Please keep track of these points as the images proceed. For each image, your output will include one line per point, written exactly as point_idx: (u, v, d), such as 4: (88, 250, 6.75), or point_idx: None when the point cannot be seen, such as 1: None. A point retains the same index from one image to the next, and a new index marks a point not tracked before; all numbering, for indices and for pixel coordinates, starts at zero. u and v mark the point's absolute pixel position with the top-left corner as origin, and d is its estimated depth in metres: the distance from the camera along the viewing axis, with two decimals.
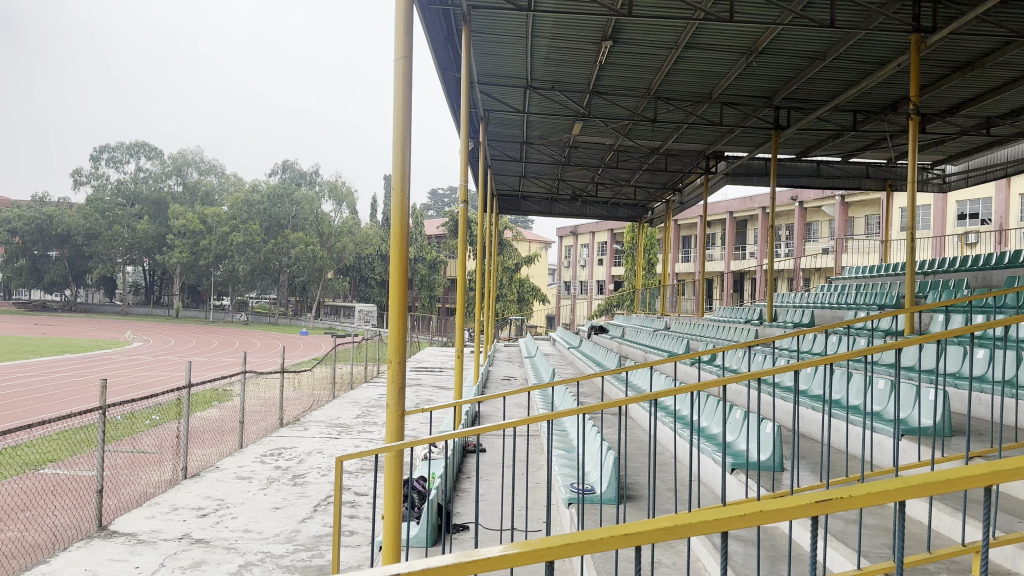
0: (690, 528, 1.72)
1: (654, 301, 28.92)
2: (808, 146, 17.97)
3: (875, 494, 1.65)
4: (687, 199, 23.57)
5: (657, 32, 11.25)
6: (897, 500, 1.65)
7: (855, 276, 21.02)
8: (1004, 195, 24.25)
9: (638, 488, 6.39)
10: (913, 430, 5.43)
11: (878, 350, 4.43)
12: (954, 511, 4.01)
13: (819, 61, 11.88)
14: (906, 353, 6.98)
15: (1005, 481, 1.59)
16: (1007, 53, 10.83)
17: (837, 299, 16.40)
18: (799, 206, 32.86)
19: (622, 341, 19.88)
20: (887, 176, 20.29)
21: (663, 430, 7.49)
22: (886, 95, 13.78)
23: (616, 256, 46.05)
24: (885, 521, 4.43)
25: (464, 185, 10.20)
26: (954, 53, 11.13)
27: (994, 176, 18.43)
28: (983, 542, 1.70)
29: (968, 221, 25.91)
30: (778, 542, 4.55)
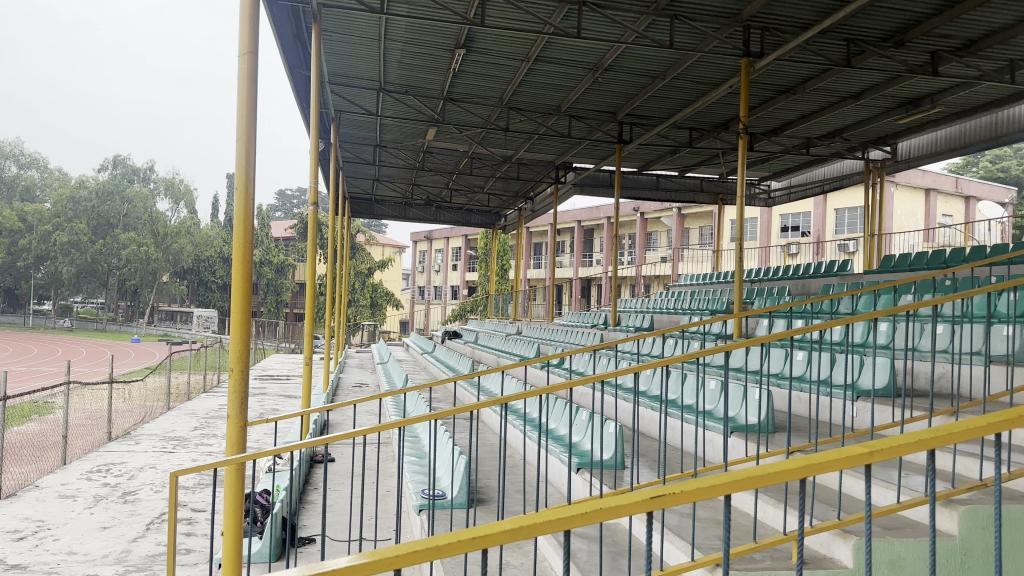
0: (535, 528, 1.75)
1: (506, 306, 29.43)
2: (649, 160, 18.91)
3: (705, 489, 1.75)
4: (538, 207, 24.20)
5: (508, 43, 11.47)
6: (726, 495, 1.76)
7: (690, 282, 22.30)
8: (821, 209, 26.80)
9: (489, 490, 6.47)
10: (741, 428, 5.81)
11: (709, 351, 4.66)
12: (777, 502, 4.37)
13: (659, 81, 12.55)
14: (732, 355, 7.49)
15: (819, 473, 1.74)
16: (824, 80, 11.87)
17: (675, 305, 17.38)
18: (640, 216, 34.52)
19: (474, 346, 20.04)
20: (719, 192, 21.73)
21: (513, 432, 7.61)
22: (719, 115, 14.74)
23: (470, 261, 46.41)
24: (716, 514, 4.74)
25: (312, 185, 9.80)
26: (779, 78, 12.06)
27: (812, 193, 19.86)
28: (798, 534, 1.83)
29: (790, 234, 28.14)
30: (618, 538, 4.77)
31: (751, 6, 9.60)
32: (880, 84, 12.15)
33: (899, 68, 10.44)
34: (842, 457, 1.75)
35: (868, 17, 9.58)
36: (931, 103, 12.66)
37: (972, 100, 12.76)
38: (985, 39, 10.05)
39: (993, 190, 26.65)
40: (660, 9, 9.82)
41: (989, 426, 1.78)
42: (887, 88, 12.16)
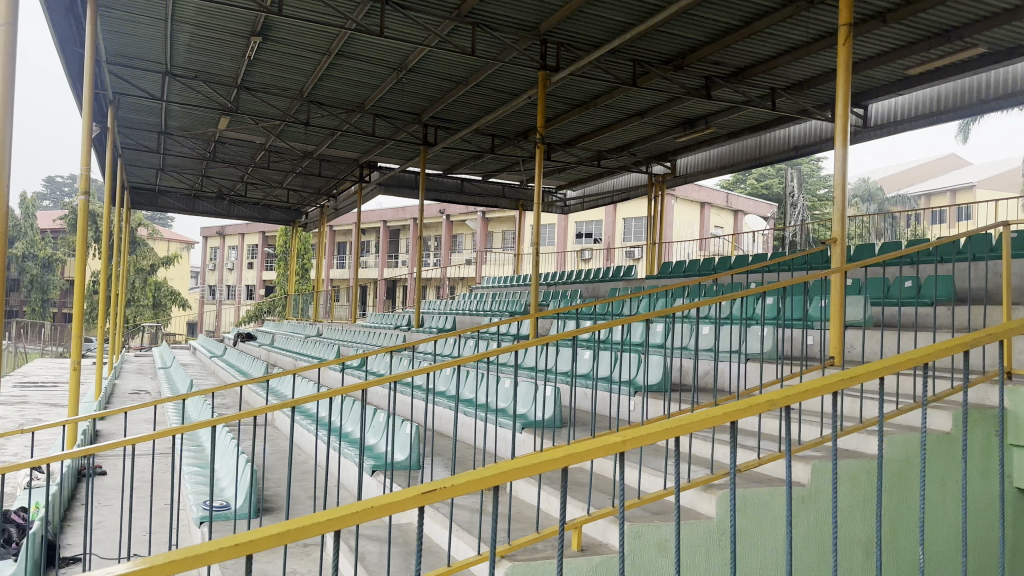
0: (313, 528, 1.71)
1: (305, 306, 28.52)
2: (453, 162, 19.17)
3: (477, 481, 1.82)
4: (341, 205, 23.69)
5: (309, 36, 11.15)
6: (495, 485, 1.85)
7: (492, 285, 22.86)
8: (613, 218, 28.57)
9: (277, 499, 6.24)
10: (532, 424, 6.07)
11: (500, 351, 4.84)
12: (560, 493, 4.63)
13: (462, 86, 12.77)
14: (526, 354, 7.77)
15: (577, 463, 1.88)
16: (614, 97, 12.65)
17: (476, 307, 17.74)
18: (445, 219, 34.83)
19: (270, 348, 19.25)
20: (520, 198, 22.38)
21: (305, 436, 7.39)
22: (520, 123, 15.25)
23: (267, 259, 44.46)
24: (507, 507, 4.93)
25: (84, 172, 8.94)
26: (574, 92, 12.69)
27: (603, 202, 20.81)
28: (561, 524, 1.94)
29: (585, 240, 29.65)
30: (410, 537, 4.82)
31: (547, 21, 10.00)
32: (662, 103, 13.14)
33: (679, 89, 11.36)
34: (598, 447, 1.90)
35: (652, 40, 10.32)
36: (706, 124, 13.86)
37: (739, 123, 14.13)
38: (751, 69, 11.18)
39: (757, 205, 29.80)
40: (462, 15, 9.98)
41: (722, 415, 2.00)
42: (668, 108, 13.19)
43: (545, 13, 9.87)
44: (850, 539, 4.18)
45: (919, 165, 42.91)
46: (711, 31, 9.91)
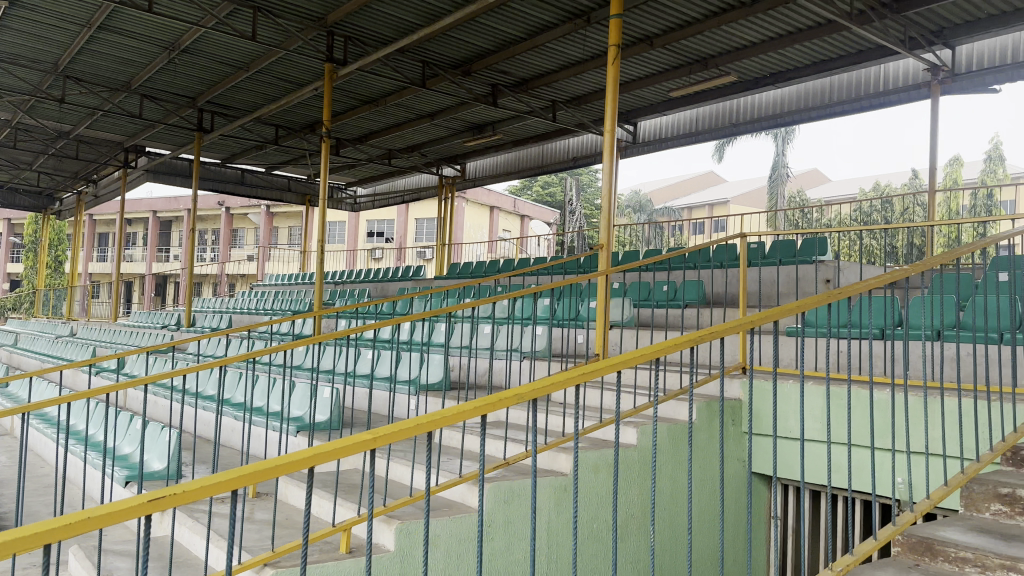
0: (33, 539, 1.46)
1: (59, 303, 25.72)
2: (234, 152, 18.18)
3: (225, 482, 1.68)
4: (103, 193, 21.64)
5: (64, 4, 10.05)
6: (238, 490, 1.73)
7: (274, 282, 21.99)
8: (404, 218, 28.62)
9: (8, 517, 5.54)
10: (309, 426, 5.89)
11: (273, 350, 4.63)
12: (329, 496, 4.53)
13: (242, 73, 12.14)
14: (306, 354, 7.52)
15: (319, 464, 1.81)
16: (403, 97, 12.64)
17: (255, 305, 16.98)
18: (225, 212, 32.96)
19: (13, 349, 17.16)
20: (306, 192, 21.64)
21: (47, 445, 6.62)
22: (306, 116, 14.78)
23: (13, 249, 39.56)
24: (273, 513, 4.74)
25: None
26: (362, 87, 12.52)
27: (394, 202, 20.68)
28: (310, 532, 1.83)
29: (374, 239, 29.37)
30: (164, 551, 4.49)
31: (334, 14, 9.76)
32: (450, 106, 13.32)
33: (466, 94, 11.57)
34: (345, 446, 1.86)
35: (441, 43, 10.43)
36: (493, 129, 14.26)
37: (524, 132, 14.67)
38: (534, 80, 11.65)
39: (542, 210, 31.18)
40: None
41: (469, 411, 2.04)
42: (456, 112, 13.39)
43: (331, 5, 9.62)
44: (604, 522, 4.49)
45: (682, 179, 47.05)
46: (497, 40, 10.20)
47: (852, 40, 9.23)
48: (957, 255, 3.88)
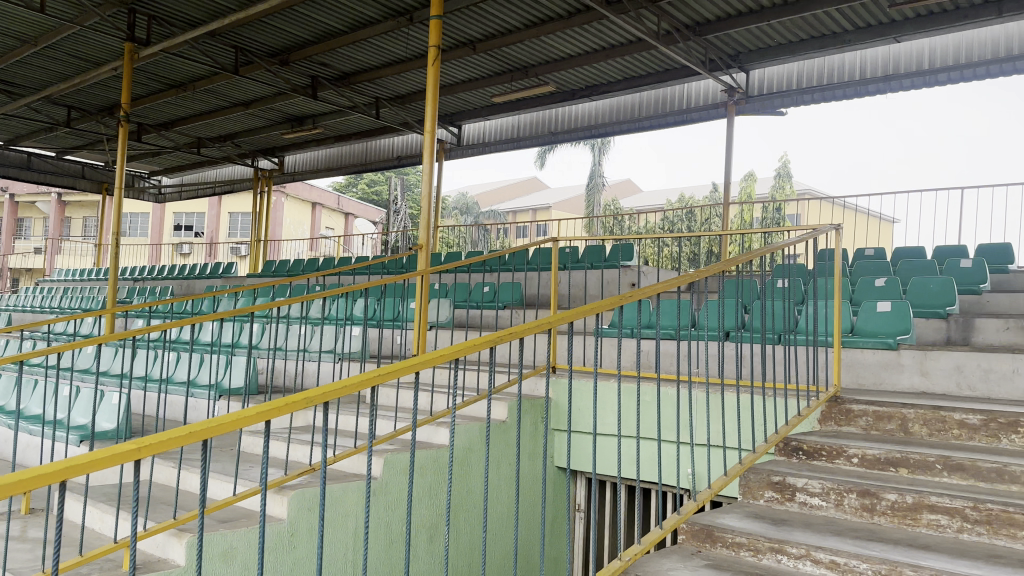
0: None
1: None
2: (17, 133, 16.40)
3: (33, 479, 1.33)
4: None
5: None
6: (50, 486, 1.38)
7: (64, 278, 20.08)
8: (217, 211, 27.20)
9: None
10: (96, 436, 5.37)
11: (53, 351, 4.16)
12: (114, 511, 4.15)
13: (28, 46, 10.96)
14: (98, 355, 6.87)
15: (131, 462, 1.49)
16: (215, 83, 11.96)
17: (40, 302, 15.39)
18: (7, 199, 29.71)
19: None
20: (104, 180, 19.97)
21: None
22: (104, 98, 13.61)
23: None
24: (47, 533, 4.28)
25: None
26: (169, 71, 11.70)
27: (203, 194, 19.56)
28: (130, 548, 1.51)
29: (183, 233, 27.64)
30: None
31: None
32: (267, 97, 12.77)
33: (284, 86, 11.11)
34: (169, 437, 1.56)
35: (257, 30, 9.96)
36: (312, 123, 13.84)
37: (345, 127, 14.36)
38: (356, 76, 11.42)
39: (366, 209, 30.76)
40: None
41: (287, 405, 1.83)
42: (273, 102, 12.86)
43: None
44: (415, 525, 4.43)
45: (506, 183, 48.11)
46: (317, 31, 9.89)
47: (660, 59, 9.81)
48: (741, 260, 4.17)
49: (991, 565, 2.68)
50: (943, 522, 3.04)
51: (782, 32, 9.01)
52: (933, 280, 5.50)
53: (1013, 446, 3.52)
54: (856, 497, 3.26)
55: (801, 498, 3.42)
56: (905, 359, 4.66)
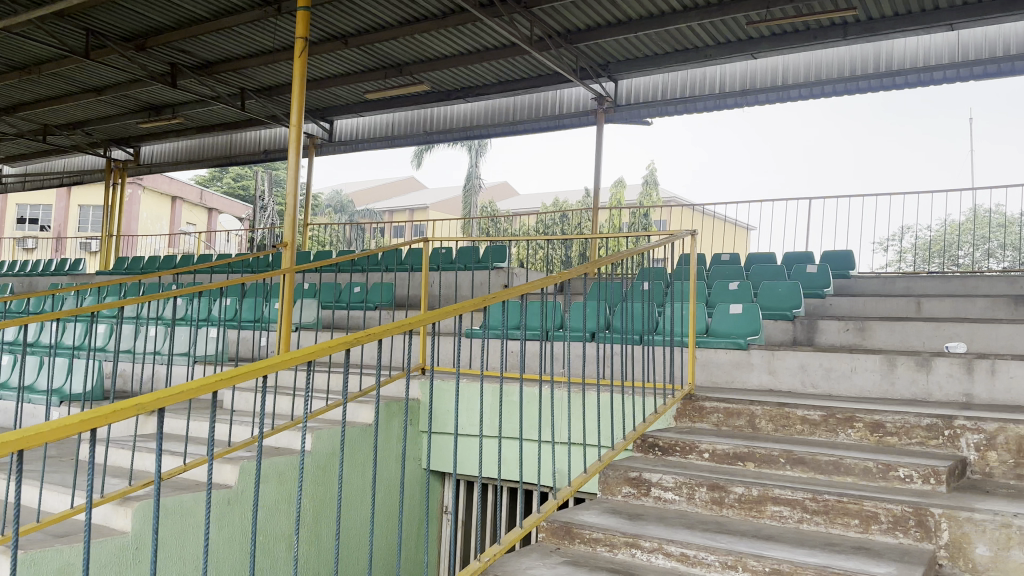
0: None
1: None
2: None
3: None
4: None
5: None
6: None
7: None
8: (65, 204, 25.40)
9: None
10: None
11: None
12: None
13: None
14: None
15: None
16: (62, 66, 11.14)
17: None
18: None
19: None
20: None
21: None
22: None
23: None
24: None
25: None
26: (9, 50, 10.80)
27: (49, 185, 18.20)
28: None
29: (26, 226, 25.63)
30: None
31: None
32: (122, 83, 12.02)
33: (140, 72, 10.48)
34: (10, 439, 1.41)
35: (111, 12, 9.36)
36: (173, 113, 13.17)
37: (208, 118, 13.74)
38: (219, 65, 10.93)
39: (232, 204, 29.57)
40: None
41: (146, 402, 1.70)
42: (129, 89, 12.13)
43: None
44: (272, 535, 4.27)
45: (382, 182, 47.49)
46: (177, 16, 9.40)
47: (533, 64, 9.96)
48: (610, 261, 4.25)
49: (826, 552, 2.82)
50: (785, 513, 3.18)
51: (650, 44, 9.34)
52: (781, 285, 5.90)
53: (849, 440, 3.74)
54: (706, 490, 3.38)
55: (656, 493, 3.51)
56: (754, 358, 4.93)
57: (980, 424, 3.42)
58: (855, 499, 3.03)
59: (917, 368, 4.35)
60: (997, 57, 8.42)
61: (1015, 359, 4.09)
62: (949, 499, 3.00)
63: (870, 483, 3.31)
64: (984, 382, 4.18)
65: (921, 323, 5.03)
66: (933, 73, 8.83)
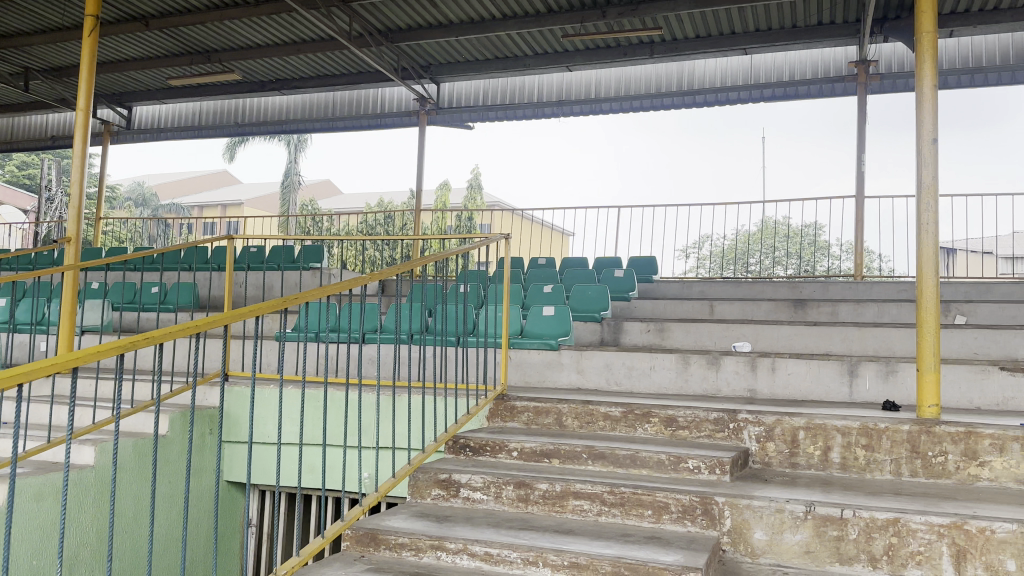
0: None
1: None
2: None
3: None
4: None
5: None
6: None
7: None
8: None
9: None
10: None
11: None
12: None
13: None
14: None
15: None
16: None
17: None
18: None
19: None
20: None
21: None
22: None
23: None
24: None
25: None
26: None
27: None
28: None
29: None
30: None
31: None
32: None
33: None
34: None
35: None
36: None
37: None
38: None
39: (12, 194, 26.69)
40: None
41: None
42: None
43: None
44: (49, 556, 3.85)
45: (192, 175, 44.72)
46: None
47: (353, 61, 9.78)
48: (439, 259, 4.19)
49: (621, 543, 2.94)
50: (586, 507, 3.29)
51: (470, 49, 9.46)
52: (591, 288, 6.23)
53: (646, 434, 3.95)
54: (512, 488, 3.42)
55: (465, 494, 3.52)
56: (564, 358, 5.08)
57: (760, 417, 3.71)
58: (648, 490, 3.19)
59: (708, 366, 4.69)
60: (783, 81, 9.30)
61: (790, 357, 4.51)
62: (731, 488, 3.23)
63: (663, 475, 3.50)
64: (765, 378, 4.56)
65: (713, 325, 5.42)
66: (729, 93, 9.62)
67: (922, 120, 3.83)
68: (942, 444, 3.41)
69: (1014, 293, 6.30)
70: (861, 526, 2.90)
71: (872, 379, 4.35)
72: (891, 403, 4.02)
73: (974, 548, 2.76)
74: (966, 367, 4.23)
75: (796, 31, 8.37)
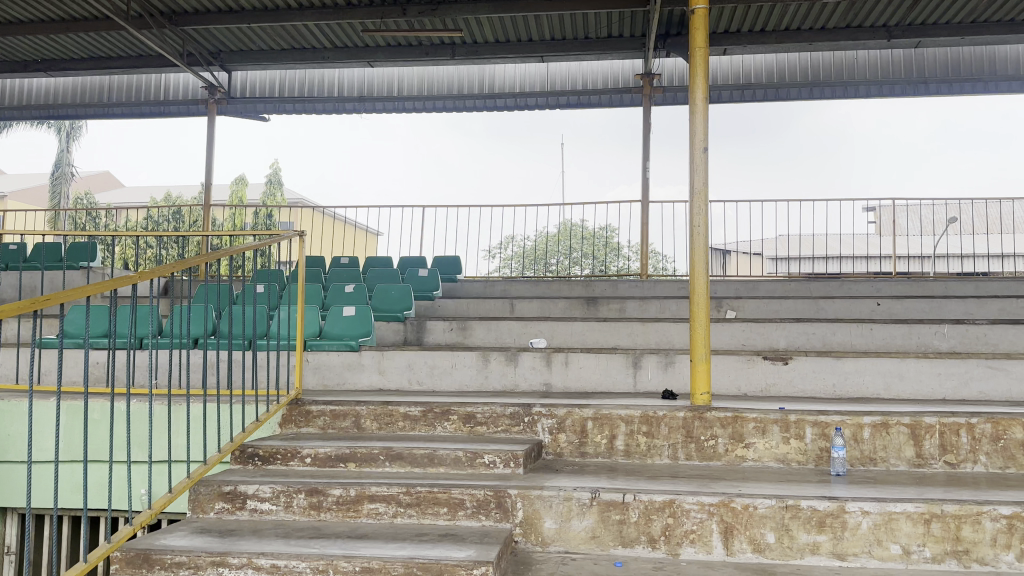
0: None
1: None
2: None
3: None
4: None
5: None
6: None
7: None
8: None
9: None
10: None
11: None
12: None
13: None
14: None
15: None
16: None
17: None
18: None
19: None
20: None
21: None
22: None
23: None
24: None
25: None
26: None
27: None
28: None
29: None
30: None
31: None
32: None
33: None
34: None
35: None
36: None
37: None
38: None
39: None
40: None
41: None
42: None
43: None
44: None
45: None
46: None
47: (133, 42, 9.02)
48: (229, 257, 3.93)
49: (415, 543, 2.91)
50: (381, 509, 3.23)
51: (265, 37, 9.02)
52: (394, 288, 6.15)
53: (445, 432, 3.95)
54: (303, 496, 3.29)
55: (252, 506, 3.34)
56: (365, 359, 4.95)
57: (552, 410, 3.84)
58: (444, 488, 3.19)
59: (506, 362, 4.80)
60: (577, 89, 9.74)
61: (582, 352, 4.71)
62: (524, 480, 3.31)
63: (460, 471, 3.52)
64: (559, 372, 4.74)
65: (512, 322, 5.55)
66: (527, 99, 9.93)
67: (694, 128, 4.14)
68: (712, 428, 3.70)
69: (776, 289, 6.99)
70: (641, 509, 3.08)
71: (654, 370, 4.65)
72: (670, 392, 4.30)
73: (740, 524, 3.01)
74: (735, 358, 4.63)
75: (588, 43, 8.81)
